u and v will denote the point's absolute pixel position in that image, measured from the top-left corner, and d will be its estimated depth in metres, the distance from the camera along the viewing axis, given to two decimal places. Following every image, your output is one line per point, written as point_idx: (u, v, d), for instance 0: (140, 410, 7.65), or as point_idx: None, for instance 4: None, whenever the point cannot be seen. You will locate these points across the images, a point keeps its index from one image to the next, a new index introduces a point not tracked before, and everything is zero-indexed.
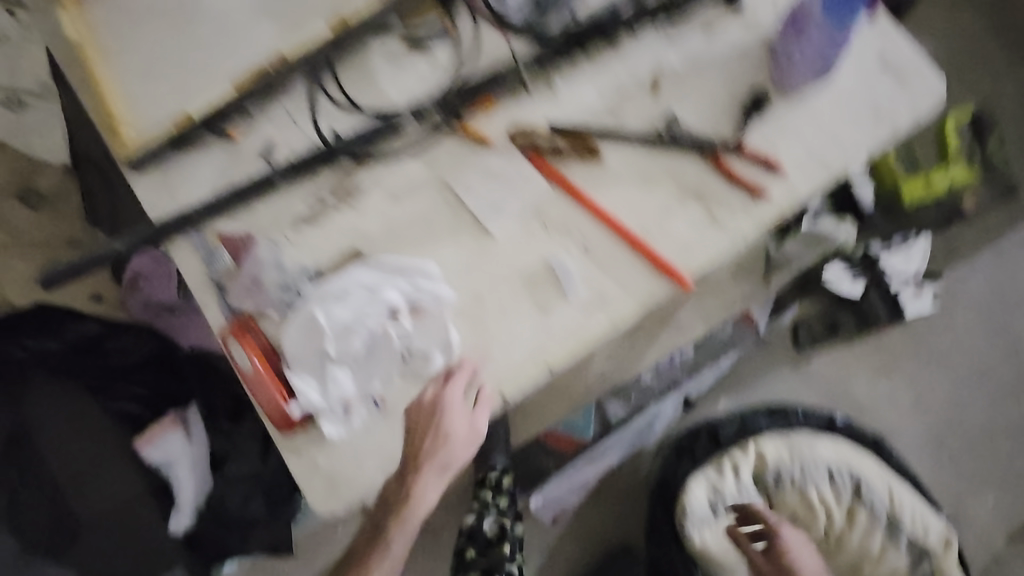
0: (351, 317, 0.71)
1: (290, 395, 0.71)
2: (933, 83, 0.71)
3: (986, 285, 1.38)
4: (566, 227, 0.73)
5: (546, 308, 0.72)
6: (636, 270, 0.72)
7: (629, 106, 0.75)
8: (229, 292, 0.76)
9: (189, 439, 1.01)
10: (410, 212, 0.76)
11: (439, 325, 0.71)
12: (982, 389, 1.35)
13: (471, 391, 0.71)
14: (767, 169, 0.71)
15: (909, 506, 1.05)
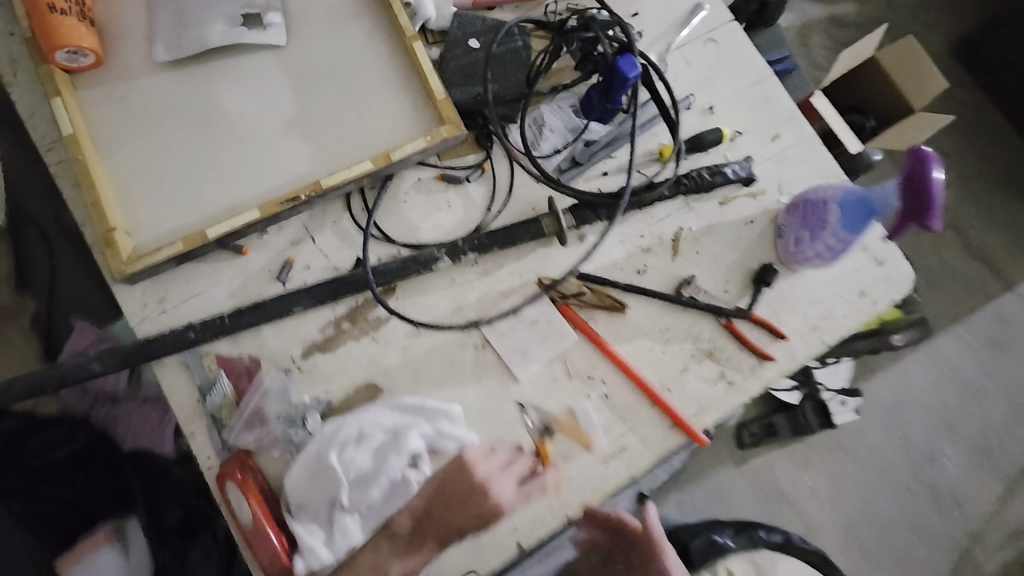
0: (371, 461, 0.68)
1: (291, 549, 0.64)
2: (905, 270, 0.82)
3: (892, 392, 1.59)
4: (591, 376, 0.75)
5: (568, 457, 0.73)
6: (654, 421, 0.75)
7: (652, 263, 0.79)
8: (226, 427, 0.69)
9: (126, 555, 0.89)
10: (431, 349, 0.74)
11: (461, 471, 0.69)
12: (882, 486, 1.56)
13: (489, 544, 0.70)
14: (771, 334, 0.78)
15: None
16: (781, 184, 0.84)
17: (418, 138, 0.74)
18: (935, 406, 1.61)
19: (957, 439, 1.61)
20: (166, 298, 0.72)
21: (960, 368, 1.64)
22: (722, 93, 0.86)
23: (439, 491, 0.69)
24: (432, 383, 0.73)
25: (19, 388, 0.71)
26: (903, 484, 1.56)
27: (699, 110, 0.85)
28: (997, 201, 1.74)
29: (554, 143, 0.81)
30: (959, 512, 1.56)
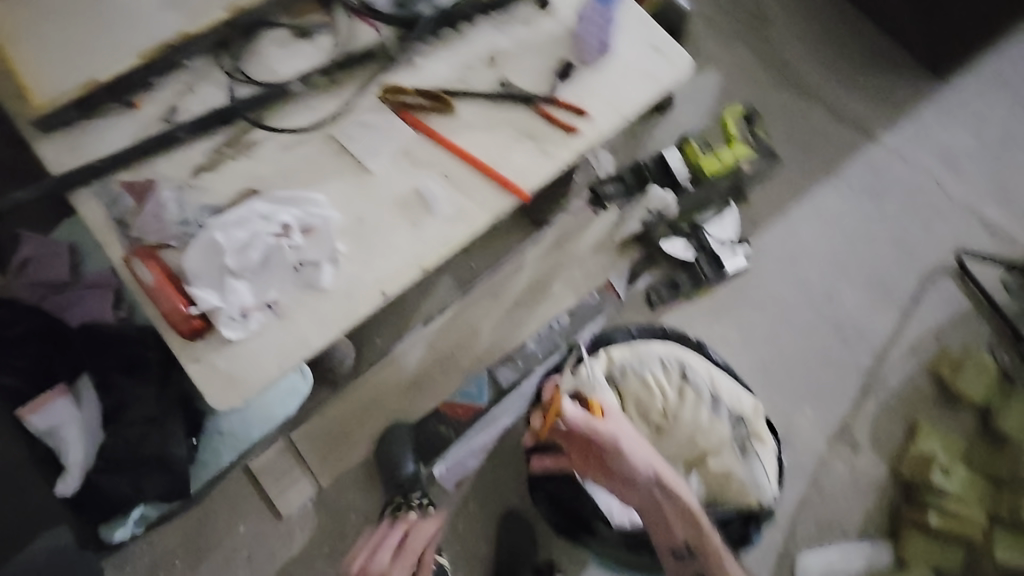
0: (248, 232, 0.84)
1: (190, 302, 0.81)
2: (683, 56, 1.01)
3: (785, 244, 1.73)
4: (430, 161, 0.92)
5: (416, 222, 0.89)
6: (488, 189, 0.92)
7: (475, 76, 0.97)
8: (130, 227, 0.85)
9: (78, 405, 1.02)
10: (296, 158, 0.91)
11: (327, 240, 0.86)
12: (795, 327, 1.67)
13: (357, 293, 0.85)
14: (575, 114, 0.96)
15: (725, 386, 1.13)
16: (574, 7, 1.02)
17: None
18: (831, 251, 1.75)
19: (852, 278, 1.73)
20: (75, 146, 0.88)
21: (848, 214, 1.78)
22: None
23: (308, 251, 0.85)
24: (300, 184, 0.89)
25: None
26: (810, 324, 1.68)
27: None
28: (857, 69, 1.91)
29: None
30: (865, 342, 1.68)
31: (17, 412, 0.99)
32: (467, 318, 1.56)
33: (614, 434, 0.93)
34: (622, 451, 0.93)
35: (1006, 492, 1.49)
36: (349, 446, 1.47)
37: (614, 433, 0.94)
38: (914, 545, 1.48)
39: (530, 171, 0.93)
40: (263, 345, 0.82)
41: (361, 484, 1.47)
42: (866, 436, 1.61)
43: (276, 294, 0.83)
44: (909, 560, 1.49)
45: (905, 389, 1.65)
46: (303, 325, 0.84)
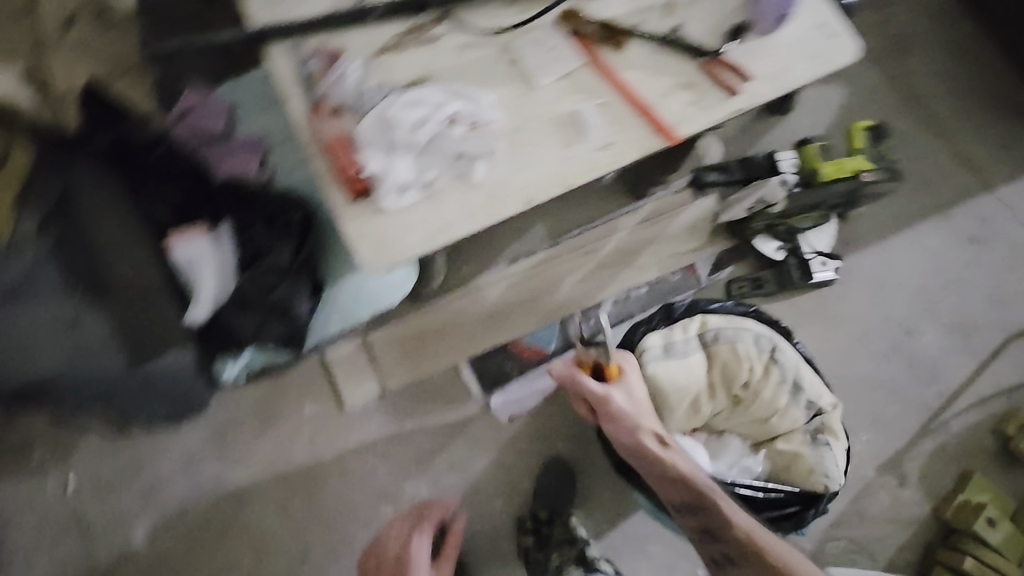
0: (419, 116, 0.89)
1: (359, 166, 0.87)
2: (853, 44, 1.01)
3: (876, 270, 1.72)
4: (593, 88, 0.96)
5: (570, 140, 0.92)
6: (642, 125, 0.95)
7: (648, 18, 1.00)
8: (316, 87, 0.91)
9: (215, 246, 1.10)
10: (471, 60, 0.96)
11: (488, 138, 0.90)
12: (867, 351, 1.67)
13: (504, 192, 0.90)
14: (737, 74, 0.98)
15: (809, 377, 1.13)
16: None
17: None
18: (920, 286, 1.72)
19: (936, 318, 1.71)
20: (278, 6, 0.96)
21: (946, 255, 1.75)
22: None
23: (469, 144, 0.89)
24: (469, 82, 0.95)
25: None
26: (882, 352, 1.67)
27: None
28: (989, 114, 1.86)
29: None
30: (934, 383, 1.67)
31: (167, 240, 1.08)
32: (552, 268, 1.61)
33: (608, 394, 0.98)
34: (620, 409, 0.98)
35: None
36: (418, 359, 1.55)
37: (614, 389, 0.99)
38: None
39: (685, 117, 0.95)
40: (409, 222, 0.88)
41: (422, 397, 1.55)
42: (915, 472, 1.60)
43: (434, 177, 0.88)
44: None
45: (966, 437, 1.63)
46: (450, 210, 0.89)
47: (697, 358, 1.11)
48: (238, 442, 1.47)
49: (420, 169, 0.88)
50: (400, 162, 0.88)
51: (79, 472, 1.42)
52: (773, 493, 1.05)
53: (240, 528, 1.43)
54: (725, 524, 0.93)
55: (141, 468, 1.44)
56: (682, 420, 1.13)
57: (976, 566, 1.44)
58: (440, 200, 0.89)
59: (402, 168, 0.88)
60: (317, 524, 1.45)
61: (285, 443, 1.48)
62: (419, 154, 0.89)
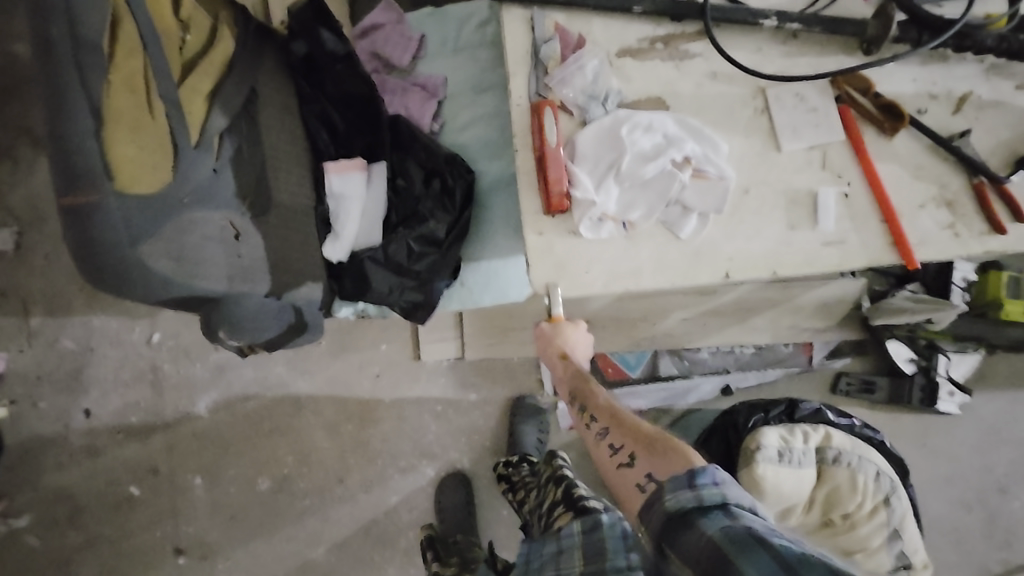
0: (647, 146, 0.80)
1: (570, 183, 0.79)
2: None
3: (996, 415, 1.58)
4: (843, 172, 0.83)
5: (793, 224, 0.82)
6: (880, 235, 0.82)
7: (933, 109, 0.85)
8: (548, 73, 0.81)
9: (368, 184, 1.01)
10: (718, 93, 0.83)
11: (713, 195, 0.80)
12: (949, 493, 1.56)
13: (705, 259, 0.81)
14: (1012, 209, 0.83)
15: (912, 528, 1.06)
16: None
17: None
18: None
19: None
20: None
21: None
22: None
23: (688, 196, 0.80)
24: (705, 121, 0.83)
25: None
26: (963, 498, 1.57)
27: None
28: None
29: None
30: (1006, 549, 1.55)
31: (324, 165, 1.00)
32: (664, 295, 1.52)
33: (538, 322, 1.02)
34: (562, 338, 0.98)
35: None
36: (503, 337, 1.49)
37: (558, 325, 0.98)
38: None
39: (931, 242, 0.82)
40: (600, 256, 0.80)
41: (493, 372, 1.53)
42: None
43: (641, 219, 0.80)
44: None
45: None
46: (640, 260, 0.80)
47: (810, 472, 1.03)
48: (311, 354, 1.49)
49: (627, 204, 0.80)
50: (610, 192, 0.79)
51: (164, 330, 1.47)
52: None
53: (292, 431, 1.48)
54: (621, 424, 0.84)
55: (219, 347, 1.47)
56: None
57: None
58: (636, 243, 0.80)
59: (610, 198, 0.79)
60: (360, 454, 1.49)
61: (353, 371, 1.50)
62: (630, 188, 0.80)
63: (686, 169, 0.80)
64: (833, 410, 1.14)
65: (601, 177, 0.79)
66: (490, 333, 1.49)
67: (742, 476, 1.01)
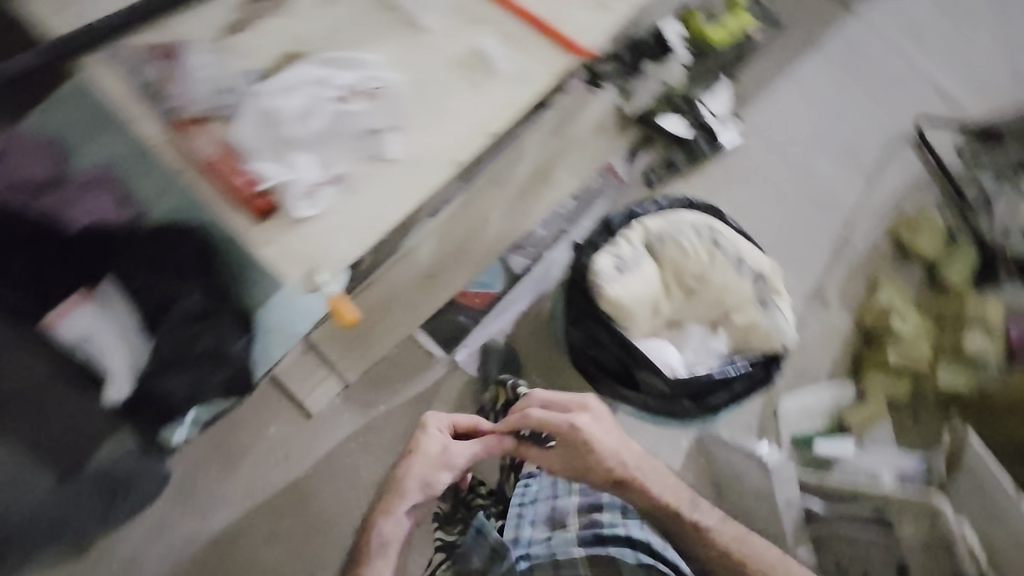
0: (303, 99, 0.77)
1: (254, 180, 0.74)
2: None
3: (770, 120, 1.78)
4: (482, 14, 0.85)
5: (474, 81, 0.83)
6: (547, 46, 0.86)
7: None
8: (166, 98, 0.75)
9: (105, 309, 0.93)
10: (335, 15, 0.81)
11: (391, 104, 0.79)
12: (776, 198, 1.75)
13: (425, 162, 0.80)
14: None
15: (748, 248, 1.18)
16: None
17: None
18: (810, 125, 1.81)
19: (827, 149, 1.81)
20: None
21: (826, 89, 1.83)
22: None
23: (371, 119, 0.78)
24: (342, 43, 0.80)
25: None
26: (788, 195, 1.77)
27: None
28: None
29: None
30: (837, 210, 1.79)
31: (40, 323, 0.90)
32: (472, 210, 1.56)
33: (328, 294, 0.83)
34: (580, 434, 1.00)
35: (952, 327, 1.64)
36: (366, 340, 1.47)
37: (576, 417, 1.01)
38: (875, 381, 1.63)
39: (587, 26, 0.87)
40: (334, 226, 0.77)
41: (386, 375, 1.48)
42: (838, 295, 1.74)
43: (343, 167, 0.77)
44: (868, 392, 1.64)
45: (872, 252, 1.78)
46: (369, 203, 0.78)
47: (649, 264, 1.14)
48: (209, 486, 1.38)
49: (321, 160, 0.76)
50: (297, 164, 0.76)
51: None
52: (735, 371, 1.12)
53: (242, 567, 1.36)
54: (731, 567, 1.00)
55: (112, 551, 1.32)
56: (647, 322, 1.16)
57: (896, 355, 1.62)
58: (354, 190, 0.78)
59: (301, 167, 0.75)
60: (324, 532, 1.41)
61: (259, 471, 1.40)
62: (315, 147, 0.76)
63: (353, 97, 0.78)
64: (641, 201, 1.20)
65: (279, 154, 0.75)
66: (355, 346, 1.46)
67: (603, 305, 1.10)
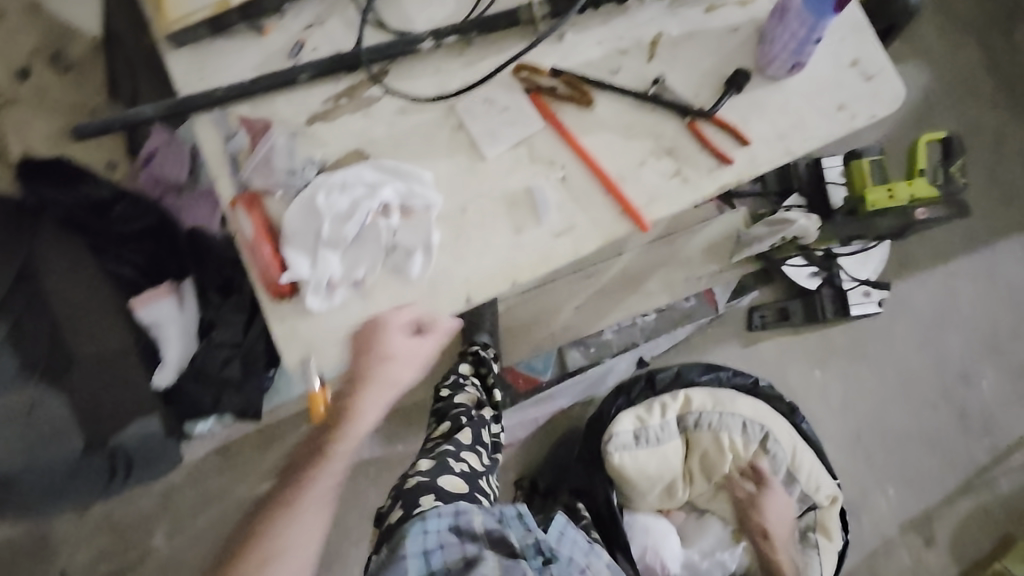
0: (351, 198, 0.80)
1: (283, 267, 0.80)
2: (895, 88, 0.80)
3: (932, 302, 1.49)
4: (547, 147, 0.82)
5: (526, 222, 0.81)
6: (609, 207, 0.80)
7: (623, 66, 0.83)
8: (240, 169, 0.83)
9: (181, 307, 1.11)
10: (414, 125, 0.84)
11: (423, 229, 0.80)
12: (901, 397, 1.48)
13: (443, 286, 0.80)
14: (731, 137, 0.80)
15: (807, 465, 1.01)
16: None
17: None
18: (983, 325, 1.49)
19: (1000, 360, 1.49)
20: (203, 68, 0.87)
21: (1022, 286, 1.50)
22: None
23: (400, 237, 0.80)
24: (419, 150, 0.84)
25: (93, 128, 0.88)
26: (922, 397, 1.48)
27: None
28: None
29: None
30: (987, 435, 1.47)
31: (132, 300, 1.08)
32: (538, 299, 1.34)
33: (246, 228, 0.82)
34: (768, 504, 1.00)
35: None
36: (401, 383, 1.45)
37: (771, 486, 1.01)
38: None
39: (659, 198, 0.80)
40: (322, 332, 0.80)
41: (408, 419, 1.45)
42: (946, 533, 1.42)
43: (363, 279, 0.80)
44: None
45: (1013, 500, 1.43)
46: (372, 321, 0.80)
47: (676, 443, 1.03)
48: (238, 461, 1.44)
49: (345, 266, 0.80)
50: (318, 259, 0.79)
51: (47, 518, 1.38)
52: None
53: None
54: None
55: (119, 505, 1.40)
56: (657, 501, 1.05)
57: None
58: (357, 305, 0.81)
59: (319, 264, 0.79)
60: None
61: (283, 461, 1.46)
62: (343, 250, 0.80)
63: (394, 212, 0.80)
64: (703, 364, 1.07)
65: (309, 246, 0.80)
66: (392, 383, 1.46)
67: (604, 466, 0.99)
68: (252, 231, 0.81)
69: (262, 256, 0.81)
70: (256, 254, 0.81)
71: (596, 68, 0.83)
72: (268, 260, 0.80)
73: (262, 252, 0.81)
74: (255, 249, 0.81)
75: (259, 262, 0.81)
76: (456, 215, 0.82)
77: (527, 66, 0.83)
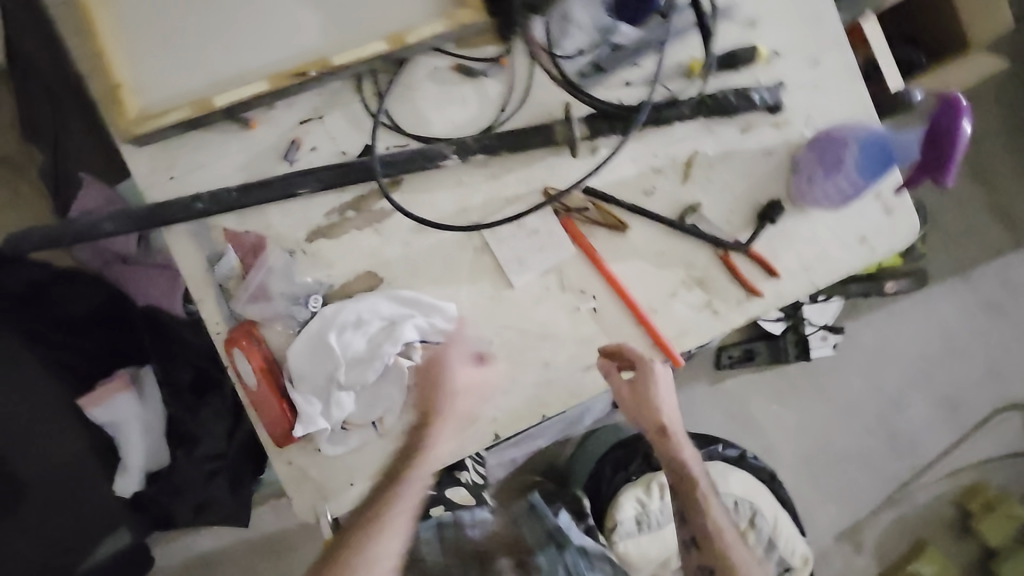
0: (370, 337, 0.73)
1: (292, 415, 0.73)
2: (912, 221, 0.82)
3: (878, 340, 1.60)
4: (577, 275, 0.78)
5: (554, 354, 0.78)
6: (639, 340, 0.78)
7: (657, 187, 0.78)
8: (233, 297, 0.73)
9: (142, 401, 0.99)
10: (432, 245, 0.76)
11: (449, 369, 0.75)
12: (846, 427, 1.60)
13: (469, 425, 0.76)
14: (761, 269, 0.80)
15: (785, 532, 1.11)
16: (809, 115, 0.79)
17: (436, 20, 0.68)
18: (918, 358, 1.60)
19: (931, 391, 1.61)
20: (174, 166, 0.73)
21: (960, 323, 1.60)
22: (772, 4, 0.78)
23: (424, 378, 0.74)
24: (439, 274, 0.76)
25: (35, 237, 0.73)
26: (862, 425, 1.60)
27: (742, 23, 0.78)
28: None
29: (579, 43, 0.75)
30: (911, 456, 1.61)
31: (82, 399, 0.96)
32: None
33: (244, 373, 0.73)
34: (653, 384, 0.77)
35: None
36: None
37: (649, 364, 0.76)
38: None
39: (688, 330, 0.79)
40: (339, 477, 0.75)
41: None
42: (873, 544, 1.60)
43: (383, 422, 0.75)
44: None
45: (928, 511, 1.61)
46: (392, 463, 0.75)
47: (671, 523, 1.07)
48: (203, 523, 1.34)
49: (363, 409, 0.74)
50: (332, 404, 0.72)
51: None
52: None
53: None
54: None
55: None
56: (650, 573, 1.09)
57: None
58: (377, 447, 0.75)
59: (334, 409, 0.72)
60: None
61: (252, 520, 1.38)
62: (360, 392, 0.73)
63: (418, 352, 0.74)
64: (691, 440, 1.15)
65: (321, 390, 0.73)
66: None
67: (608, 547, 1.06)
68: (252, 376, 0.72)
69: (267, 404, 0.73)
70: (261, 403, 0.73)
71: (629, 188, 0.78)
72: (274, 410, 0.73)
73: (266, 400, 0.73)
74: (258, 396, 0.73)
75: (264, 410, 0.73)
76: (480, 347, 0.77)
77: (557, 185, 0.77)
